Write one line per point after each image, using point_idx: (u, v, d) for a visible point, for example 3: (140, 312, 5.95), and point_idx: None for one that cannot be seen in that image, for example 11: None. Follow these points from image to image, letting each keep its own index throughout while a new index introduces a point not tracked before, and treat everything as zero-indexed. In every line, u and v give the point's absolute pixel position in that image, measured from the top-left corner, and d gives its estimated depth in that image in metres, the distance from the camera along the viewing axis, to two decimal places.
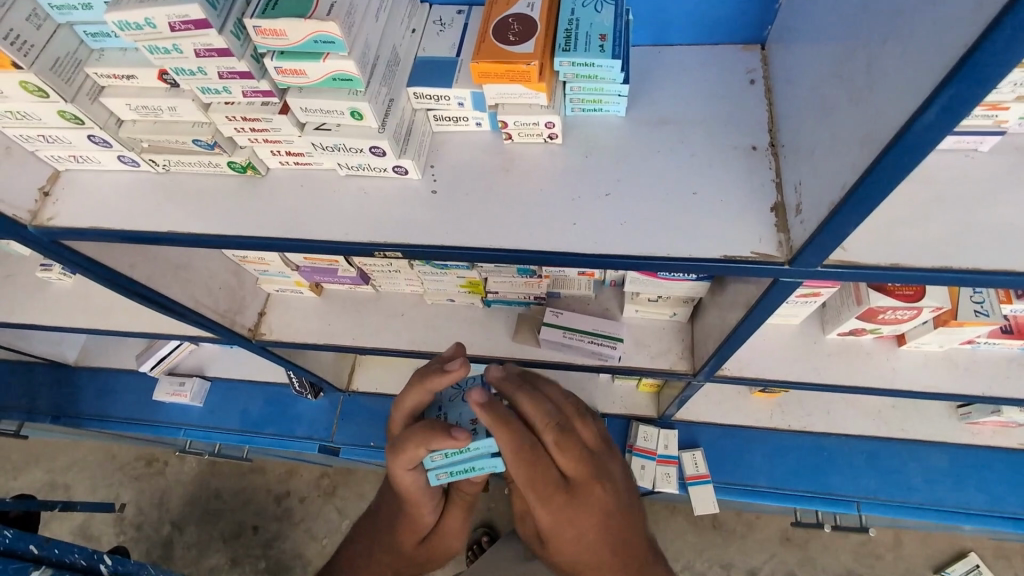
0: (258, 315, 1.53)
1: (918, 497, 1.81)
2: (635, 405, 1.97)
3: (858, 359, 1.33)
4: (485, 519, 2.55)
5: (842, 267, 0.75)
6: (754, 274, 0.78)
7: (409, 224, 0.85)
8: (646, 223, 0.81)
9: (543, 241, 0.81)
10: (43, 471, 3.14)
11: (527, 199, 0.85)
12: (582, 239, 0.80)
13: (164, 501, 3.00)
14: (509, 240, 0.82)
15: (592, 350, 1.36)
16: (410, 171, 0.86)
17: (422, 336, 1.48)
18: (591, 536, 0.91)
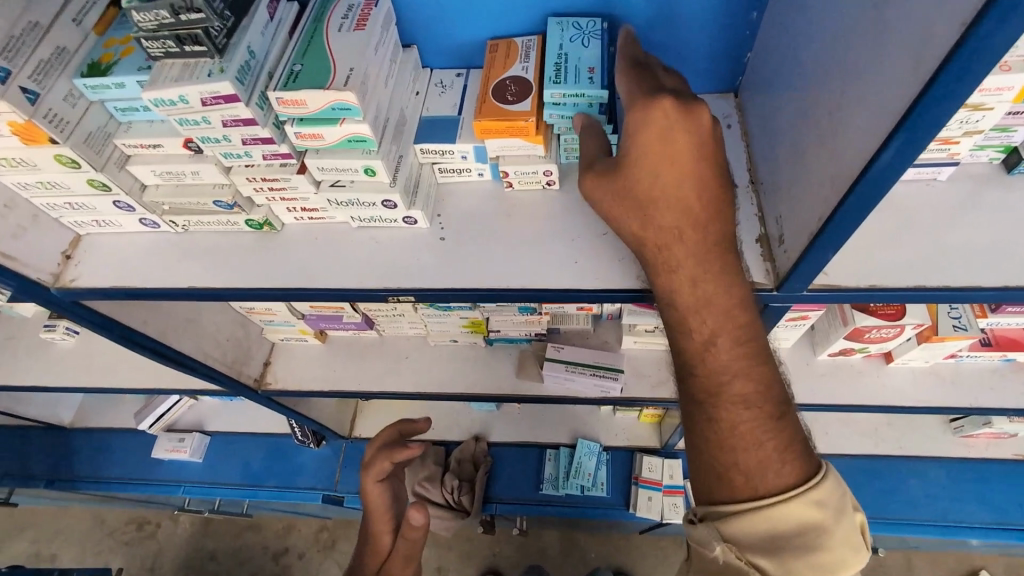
0: (263, 365, 1.55)
1: (920, 514, 1.83)
2: (637, 436, 2.01)
3: (848, 378, 1.40)
4: (493, 565, 2.50)
5: (826, 291, 0.81)
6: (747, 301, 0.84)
7: (420, 268, 0.90)
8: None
9: (553, 280, 0.86)
10: (29, 541, 3.03)
11: (532, 243, 0.91)
12: (586, 274, 0.86)
13: (157, 565, 2.91)
14: (519, 280, 0.87)
15: (596, 382, 1.39)
16: (419, 221, 0.92)
17: (428, 378, 1.51)
18: (678, 148, 0.70)
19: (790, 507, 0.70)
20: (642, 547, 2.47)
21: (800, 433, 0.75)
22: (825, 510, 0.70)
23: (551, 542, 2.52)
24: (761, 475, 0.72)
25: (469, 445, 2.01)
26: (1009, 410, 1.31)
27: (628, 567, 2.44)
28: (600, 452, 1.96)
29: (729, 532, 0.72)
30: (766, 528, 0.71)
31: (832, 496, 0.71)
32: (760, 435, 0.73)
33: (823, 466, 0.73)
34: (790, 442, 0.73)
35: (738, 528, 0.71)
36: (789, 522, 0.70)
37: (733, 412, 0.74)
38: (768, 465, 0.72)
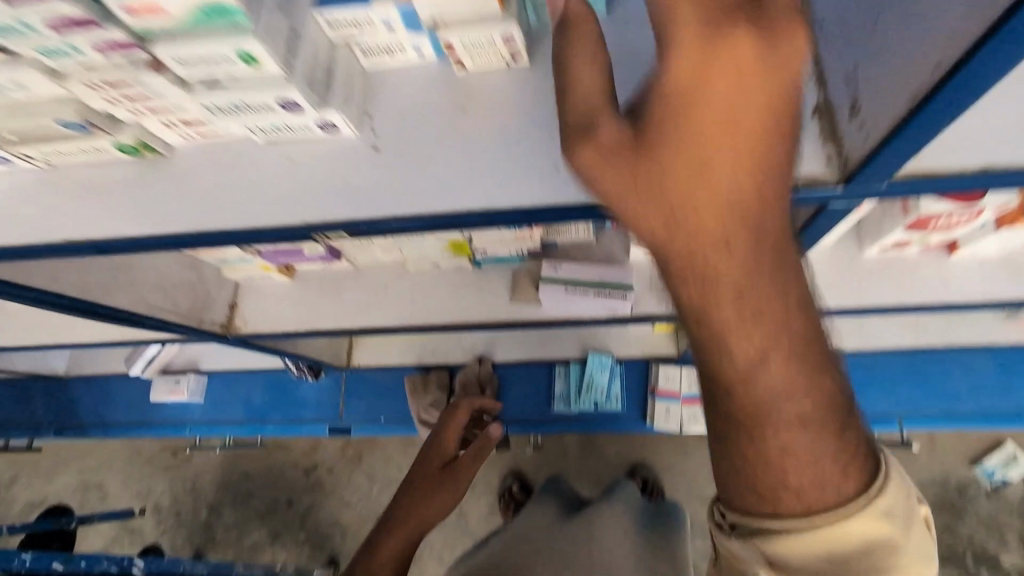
0: (229, 308, 1.39)
1: (962, 407, 1.70)
2: (652, 346, 1.87)
3: (899, 274, 1.18)
4: (514, 467, 2.51)
5: (913, 181, 0.61)
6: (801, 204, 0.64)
7: (350, 192, 0.67)
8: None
9: (531, 196, 0.63)
10: (74, 473, 3.17)
11: (498, 147, 0.66)
12: (577, 184, 0.63)
13: (198, 486, 3.04)
14: (486, 199, 0.64)
15: (602, 302, 1.20)
16: (341, 127, 0.67)
17: (412, 309, 1.33)
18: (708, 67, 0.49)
19: (848, 529, 0.54)
20: (661, 446, 2.45)
21: (864, 444, 0.57)
22: (895, 523, 0.54)
23: (570, 444, 2.51)
24: (816, 496, 0.54)
25: (473, 368, 1.90)
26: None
27: (649, 462, 2.43)
28: (613, 365, 1.83)
29: (776, 556, 0.55)
30: (822, 552, 0.54)
31: (902, 505, 0.55)
32: (818, 451, 0.55)
33: (889, 474, 0.56)
34: (852, 447, 0.56)
35: (785, 554, 0.55)
36: (852, 543, 0.54)
37: (785, 434, 0.54)
38: (825, 481, 0.54)
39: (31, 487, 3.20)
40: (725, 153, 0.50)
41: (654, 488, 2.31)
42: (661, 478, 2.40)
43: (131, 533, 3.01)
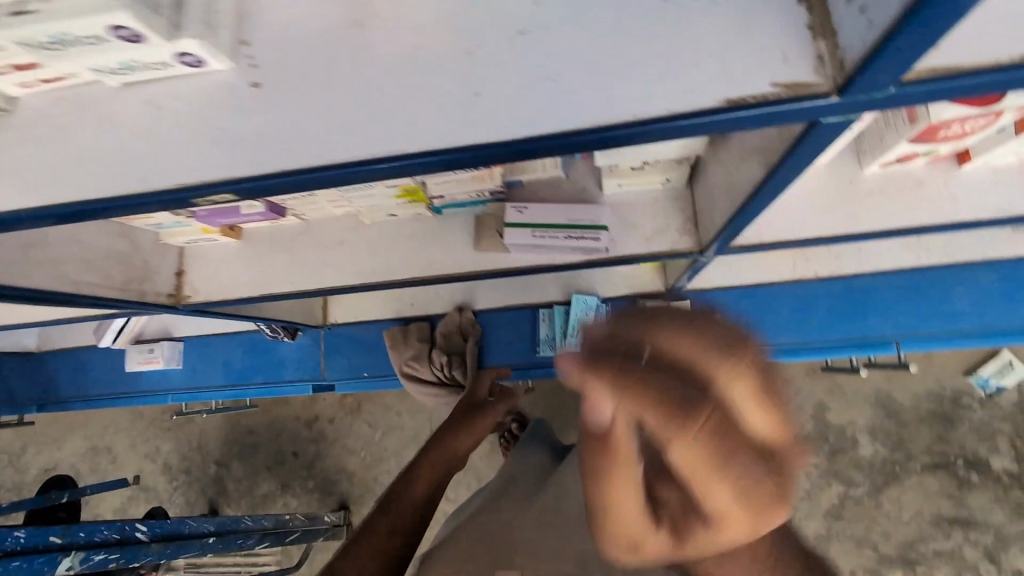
0: (175, 276, 1.27)
1: (962, 325, 1.63)
2: (640, 283, 1.78)
3: (904, 193, 1.06)
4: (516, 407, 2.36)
5: (940, 80, 0.42)
6: (781, 126, 0.45)
7: (227, 144, 0.52)
8: (615, 69, 0.46)
9: (442, 137, 0.48)
10: (83, 438, 3.20)
11: (401, 70, 0.50)
12: (498, 116, 0.48)
13: (204, 444, 3.06)
14: (387, 144, 0.49)
15: (574, 246, 1.09)
16: (208, 59, 0.51)
17: (371, 266, 1.22)
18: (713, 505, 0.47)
19: None
20: None
21: None
22: None
23: None
24: None
25: (453, 318, 1.84)
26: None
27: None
28: (599, 306, 1.73)
29: None
30: None
31: None
32: None
33: None
34: None
35: None
36: None
37: None
38: None
39: (43, 455, 3.24)
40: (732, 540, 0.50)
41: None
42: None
43: (146, 492, 3.06)
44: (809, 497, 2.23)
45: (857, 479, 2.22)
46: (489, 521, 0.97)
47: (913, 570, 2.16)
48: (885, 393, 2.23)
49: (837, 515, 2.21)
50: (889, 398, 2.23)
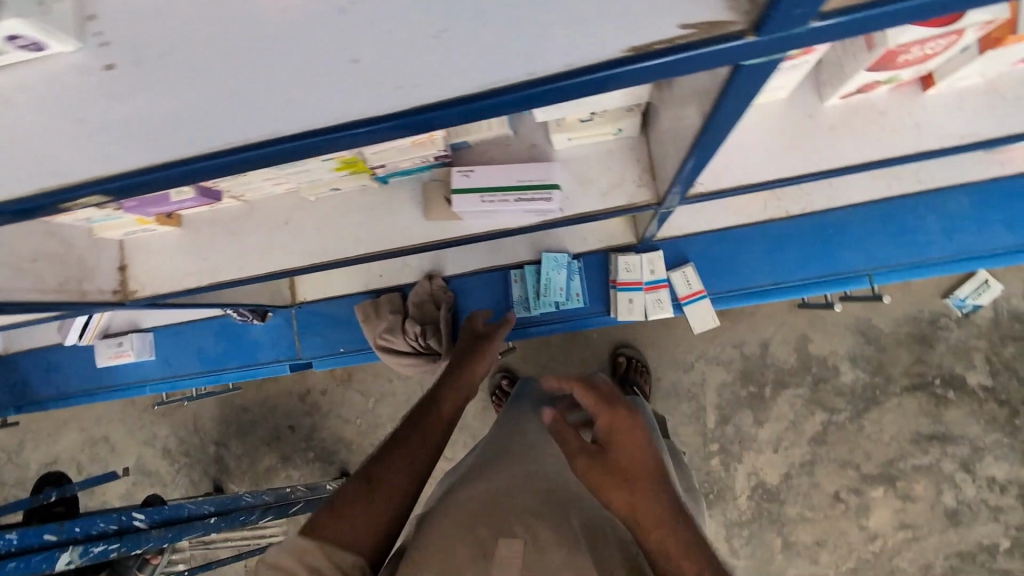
0: (118, 271, 1.22)
1: (935, 253, 1.61)
2: (611, 235, 1.74)
3: (866, 125, 1.01)
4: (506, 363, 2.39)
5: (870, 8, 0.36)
6: (690, 72, 0.41)
7: (81, 140, 0.46)
8: (509, 21, 0.40)
9: (324, 113, 0.42)
10: (78, 430, 3.09)
11: (272, 36, 0.43)
12: (372, 85, 0.42)
13: (200, 424, 2.94)
14: (267, 126, 0.43)
15: (526, 209, 1.04)
16: (43, 40, 0.44)
17: (321, 246, 1.17)
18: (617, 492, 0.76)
19: None
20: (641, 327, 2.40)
21: None
22: None
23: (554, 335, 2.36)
24: None
25: (424, 286, 1.79)
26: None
27: (635, 341, 2.31)
28: (569, 262, 1.71)
29: None
30: None
31: None
32: None
33: None
34: None
35: None
36: None
37: None
38: None
39: (41, 448, 3.15)
40: (647, 518, 0.75)
41: (638, 365, 2.20)
42: (643, 352, 2.30)
43: (149, 476, 2.98)
44: (792, 426, 2.21)
45: (840, 406, 2.18)
46: (483, 488, 0.91)
47: (893, 486, 2.15)
48: (863, 327, 2.17)
49: (820, 441, 2.19)
50: (869, 325, 2.17)
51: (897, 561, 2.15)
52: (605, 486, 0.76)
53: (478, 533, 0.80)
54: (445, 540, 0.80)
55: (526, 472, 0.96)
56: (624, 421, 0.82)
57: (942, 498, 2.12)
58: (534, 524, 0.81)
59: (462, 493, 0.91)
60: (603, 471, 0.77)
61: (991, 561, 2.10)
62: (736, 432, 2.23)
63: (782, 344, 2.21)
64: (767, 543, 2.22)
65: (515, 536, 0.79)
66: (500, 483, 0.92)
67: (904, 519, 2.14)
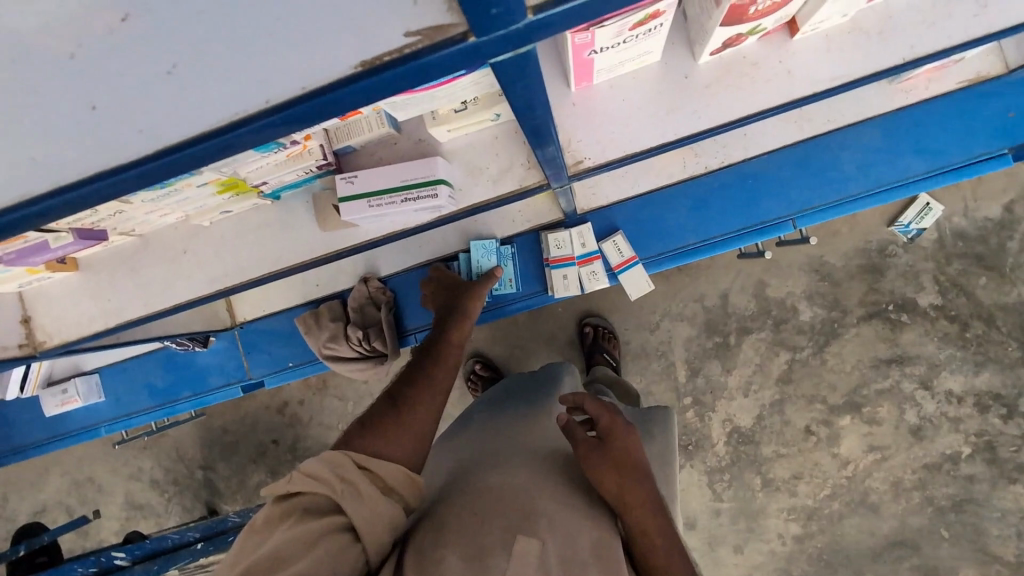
0: (21, 324, 1.18)
1: (852, 189, 1.63)
2: (536, 213, 1.71)
3: (741, 80, 1.01)
4: (475, 349, 2.40)
5: None
6: (434, 75, 0.40)
7: None
8: (241, 49, 0.39)
9: (62, 168, 0.42)
10: (61, 476, 3.00)
11: (7, 86, 0.41)
12: (115, 135, 0.41)
13: (184, 451, 2.89)
14: (10, 188, 0.42)
15: (416, 208, 1.03)
16: None
17: (226, 270, 1.15)
18: (610, 480, 0.88)
19: None
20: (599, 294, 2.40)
21: None
22: None
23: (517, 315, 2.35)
24: None
25: (360, 291, 1.75)
26: (919, 61, 0.95)
27: (598, 308, 2.32)
28: (500, 248, 1.69)
29: None
30: None
31: None
32: None
33: None
34: None
35: None
36: None
37: None
38: None
39: (27, 499, 3.05)
40: (634, 505, 0.86)
41: (605, 332, 2.23)
42: (608, 318, 2.31)
43: (142, 509, 2.93)
44: (759, 369, 2.25)
45: (802, 343, 2.22)
46: (506, 480, 0.90)
47: (859, 412, 2.21)
48: (819, 266, 2.20)
49: (786, 380, 2.24)
50: (821, 261, 2.19)
51: (870, 482, 2.22)
52: (599, 472, 0.89)
53: (500, 522, 0.81)
54: (463, 519, 0.82)
55: (543, 471, 0.95)
56: (620, 423, 0.96)
57: (905, 417, 2.19)
58: (554, 525, 0.82)
59: (475, 479, 0.91)
60: (598, 461, 0.90)
61: (956, 469, 2.18)
62: (706, 382, 2.28)
63: (741, 292, 2.24)
64: (748, 484, 2.28)
65: (533, 534, 0.79)
66: (515, 474, 0.92)
67: (872, 442, 2.21)
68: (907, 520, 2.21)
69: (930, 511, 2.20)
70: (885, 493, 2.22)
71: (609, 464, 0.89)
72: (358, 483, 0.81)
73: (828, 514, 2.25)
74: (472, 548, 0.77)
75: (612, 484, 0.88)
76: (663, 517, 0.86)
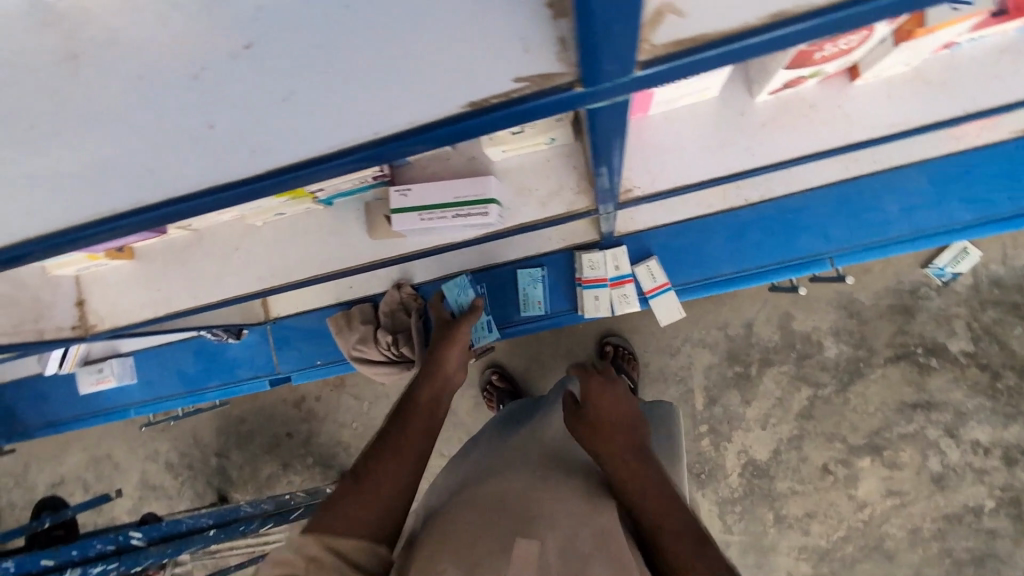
0: (76, 306, 1.23)
1: (894, 231, 1.62)
2: (573, 233, 1.73)
3: (796, 121, 1.01)
4: (493, 358, 2.41)
5: (692, 54, 0.37)
6: (535, 118, 0.42)
7: None
8: (352, 85, 0.41)
9: (176, 182, 0.45)
10: (82, 451, 3.07)
11: (130, 105, 0.43)
12: (227, 155, 0.44)
13: (200, 437, 2.95)
14: (125, 198, 0.45)
15: (465, 224, 1.05)
16: None
17: (272, 270, 1.18)
18: (586, 435, 0.95)
19: None
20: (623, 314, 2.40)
21: None
22: None
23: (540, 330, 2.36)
24: None
25: (393, 295, 1.77)
26: (983, 114, 0.95)
27: (621, 328, 2.32)
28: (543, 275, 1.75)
29: None
30: None
31: None
32: None
33: None
34: None
35: None
36: None
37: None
38: None
39: (47, 470, 3.13)
40: (610, 457, 0.90)
41: (626, 353, 2.22)
42: (629, 339, 2.31)
43: (155, 490, 2.98)
44: (779, 403, 2.22)
45: (825, 380, 2.19)
46: (504, 490, 0.90)
47: (880, 455, 2.17)
48: (850, 304, 2.17)
49: (806, 416, 2.20)
50: (851, 299, 2.17)
51: (887, 527, 2.17)
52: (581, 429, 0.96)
53: (494, 530, 0.80)
54: (458, 532, 0.81)
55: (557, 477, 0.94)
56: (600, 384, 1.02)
57: (927, 464, 2.14)
58: (552, 524, 0.80)
59: (472, 494, 0.91)
60: (590, 426, 0.95)
61: (978, 522, 2.12)
62: (724, 412, 2.25)
63: (766, 324, 2.22)
64: (760, 518, 2.25)
65: (533, 534, 0.77)
66: (514, 482, 0.92)
67: (891, 486, 2.17)
68: (923, 570, 2.16)
69: (948, 563, 2.14)
70: (902, 541, 2.16)
71: (584, 422, 0.96)
72: (326, 560, 0.79)
73: (841, 556, 2.20)
74: (469, 558, 0.77)
75: (589, 438, 0.94)
76: (643, 470, 0.87)
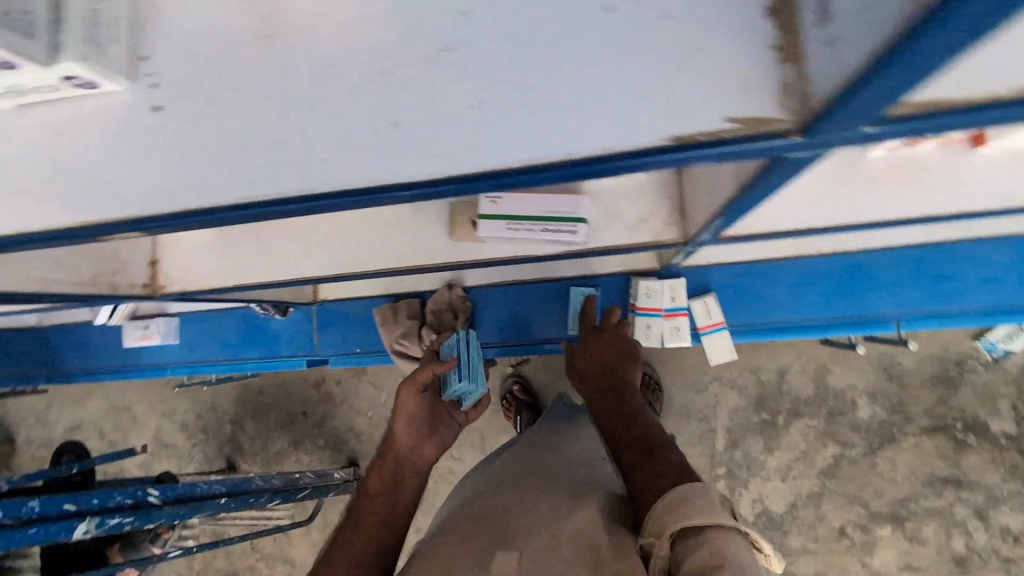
0: (149, 266, 1.24)
1: (967, 303, 1.56)
2: (634, 258, 1.71)
3: (907, 180, 0.98)
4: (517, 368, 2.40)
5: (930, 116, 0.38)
6: (741, 159, 0.41)
7: (100, 196, 0.49)
8: (555, 105, 0.41)
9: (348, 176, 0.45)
10: (103, 399, 3.13)
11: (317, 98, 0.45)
12: (407, 155, 0.44)
13: (219, 403, 2.98)
14: (294, 186, 0.46)
15: (551, 240, 1.04)
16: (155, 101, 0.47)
17: (346, 258, 1.18)
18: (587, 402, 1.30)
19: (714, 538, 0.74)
20: None
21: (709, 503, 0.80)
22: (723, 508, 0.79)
23: None
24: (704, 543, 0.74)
25: (443, 294, 1.78)
26: None
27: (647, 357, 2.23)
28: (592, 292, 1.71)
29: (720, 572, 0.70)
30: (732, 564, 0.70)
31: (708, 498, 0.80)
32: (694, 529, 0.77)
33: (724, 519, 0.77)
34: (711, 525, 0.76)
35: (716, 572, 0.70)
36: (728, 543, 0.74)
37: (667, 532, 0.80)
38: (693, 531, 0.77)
39: (67, 413, 3.19)
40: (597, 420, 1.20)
41: (652, 382, 2.10)
42: (656, 370, 2.24)
43: (166, 449, 3.02)
44: (802, 456, 2.15)
45: (853, 441, 2.11)
46: (485, 510, 0.99)
47: (901, 526, 2.08)
48: (898, 368, 2.10)
49: (830, 474, 2.12)
50: (891, 361, 2.10)
51: None
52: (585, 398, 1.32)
53: (472, 548, 0.88)
54: (443, 557, 0.88)
55: (546, 491, 1.00)
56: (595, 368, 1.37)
57: (951, 543, 2.04)
58: (525, 535, 0.87)
59: (458, 523, 0.97)
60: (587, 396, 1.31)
61: None
62: (744, 457, 2.18)
63: (800, 372, 2.16)
64: None
65: (513, 548, 0.85)
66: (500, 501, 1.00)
67: (909, 561, 2.07)
68: None
69: None
70: None
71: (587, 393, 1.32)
72: None
73: None
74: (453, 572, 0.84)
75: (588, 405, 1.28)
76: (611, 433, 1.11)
